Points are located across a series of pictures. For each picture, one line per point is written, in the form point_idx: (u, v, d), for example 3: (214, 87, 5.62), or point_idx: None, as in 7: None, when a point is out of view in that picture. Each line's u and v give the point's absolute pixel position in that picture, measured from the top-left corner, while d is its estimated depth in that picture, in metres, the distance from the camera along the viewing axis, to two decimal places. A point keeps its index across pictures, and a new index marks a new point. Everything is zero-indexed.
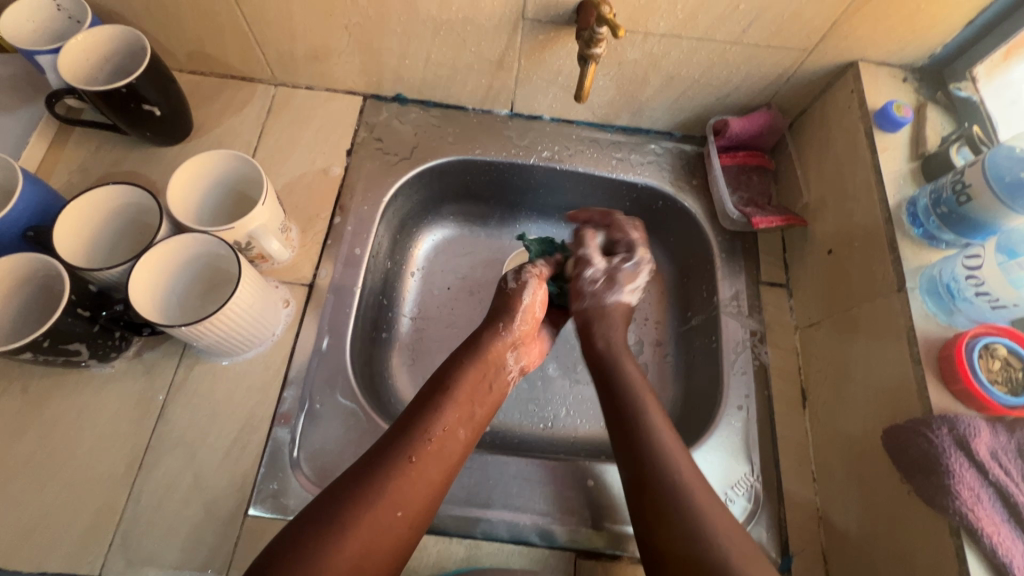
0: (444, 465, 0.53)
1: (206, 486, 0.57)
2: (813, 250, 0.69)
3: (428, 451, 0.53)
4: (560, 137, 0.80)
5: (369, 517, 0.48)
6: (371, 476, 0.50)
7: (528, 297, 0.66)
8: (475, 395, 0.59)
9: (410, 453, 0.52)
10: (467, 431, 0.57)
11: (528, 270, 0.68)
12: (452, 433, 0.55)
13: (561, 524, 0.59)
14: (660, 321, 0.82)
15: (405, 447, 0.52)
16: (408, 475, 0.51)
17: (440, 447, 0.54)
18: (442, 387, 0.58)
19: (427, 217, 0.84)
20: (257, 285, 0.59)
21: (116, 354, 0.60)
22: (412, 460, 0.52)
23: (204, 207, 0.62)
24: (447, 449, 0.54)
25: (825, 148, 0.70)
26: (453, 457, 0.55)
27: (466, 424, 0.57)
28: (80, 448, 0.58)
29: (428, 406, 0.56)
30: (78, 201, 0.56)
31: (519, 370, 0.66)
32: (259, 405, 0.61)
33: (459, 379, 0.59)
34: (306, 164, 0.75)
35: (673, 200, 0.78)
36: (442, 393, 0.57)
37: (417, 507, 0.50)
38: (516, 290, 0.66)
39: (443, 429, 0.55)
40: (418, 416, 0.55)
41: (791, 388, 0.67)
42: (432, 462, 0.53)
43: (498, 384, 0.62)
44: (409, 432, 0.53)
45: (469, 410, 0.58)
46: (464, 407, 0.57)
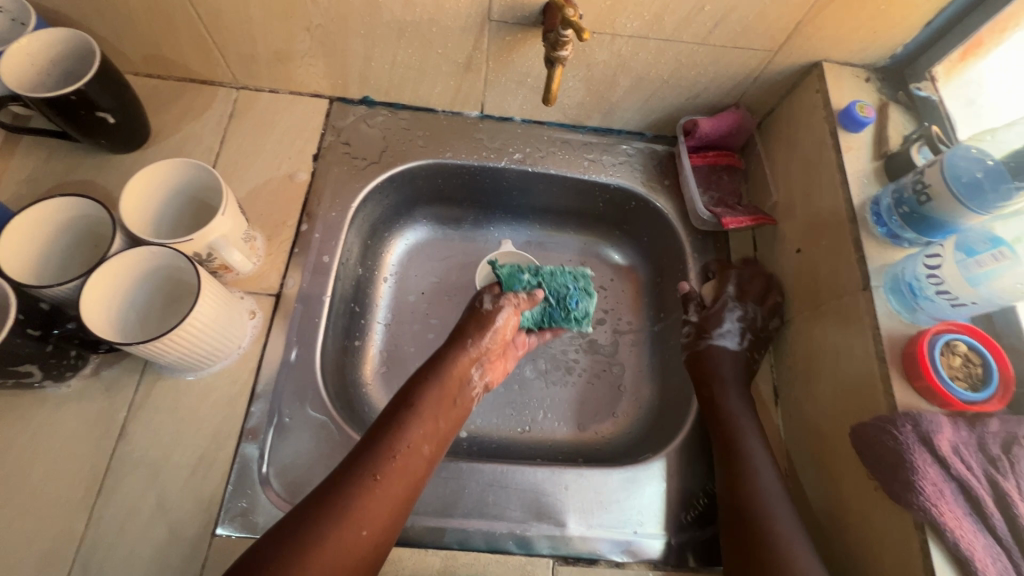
0: (409, 481, 0.53)
1: (171, 507, 0.55)
2: (782, 249, 0.70)
3: (392, 467, 0.52)
4: (532, 138, 0.79)
5: (334, 538, 0.47)
6: (333, 496, 0.49)
7: (502, 320, 0.66)
8: (441, 409, 0.58)
9: (372, 470, 0.51)
10: (433, 446, 0.56)
11: (510, 296, 0.68)
12: (416, 447, 0.54)
13: (537, 531, 0.59)
14: (635, 321, 0.82)
15: (369, 465, 0.51)
16: (372, 495, 0.50)
17: (404, 462, 0.53)
18: (407, 403, 0.57)
19: (399, 221, 0.83)
20: (219, 297, 0.57)
21: (71, 372, 0.58)
22: (375, 476, 0.51)
23: (162, 218, 0.59)
24: (412, 464, 0.53)
25: (792, 147, 0.70)
26: (418, 471, 0.54)
27: (431, 438, 0.56)
28: (36, 471, 0.55)
29: (392, 421, 0.55)
30: (24, 214, 0.53)
31: (484, 387, 0.65)
32: (225, 420, 0.60)
33: (425, 395, 0.58)
34: (271, 170, 0.73)
35: (646, 200, 0.78)
36: (406, 407, 0.57)
37: (382, 524, 0.50)
38: (493, 309, 0.67)
39: (409, 446, 0.54)
40: (383, 433, 0.54)
41: (763, 386, 0.67)
42: (397, 477, 0.52)
43: (464, 400, 0.61)
44: (374, 450, 0.53)
45: (436, 424, 0.57)
46: (429, 420, 0.57)
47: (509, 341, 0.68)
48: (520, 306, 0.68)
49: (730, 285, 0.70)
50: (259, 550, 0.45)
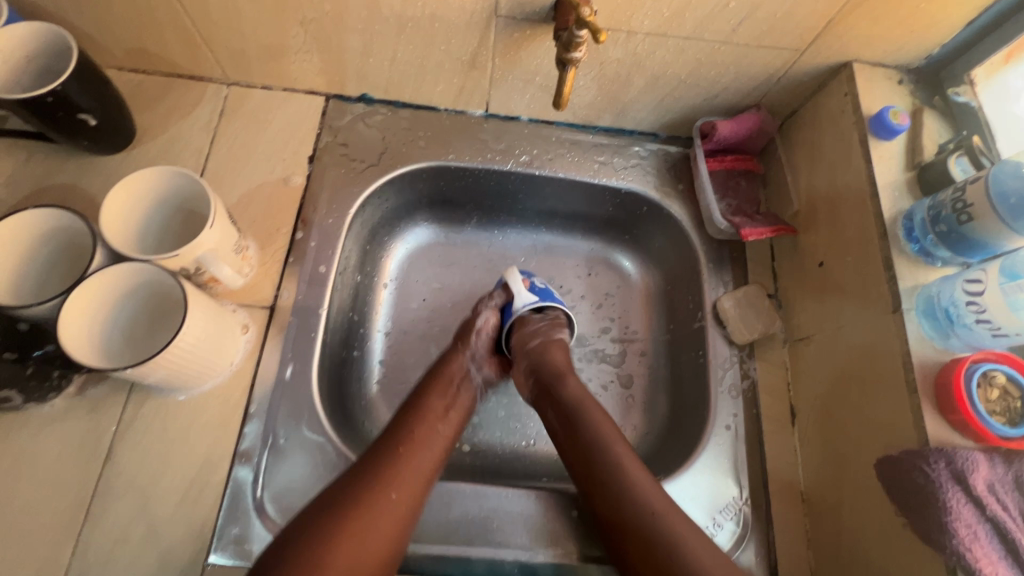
0: (379, 545, 0.47)
1: (160, 534, 0.53)
2: (803, 261, 0.67)
3: (358, 530, 0.46)
4: (539, 139, 0.75)
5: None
6: (292, 569, 0.42)
7: (482, 321, 0.67)
8: (415, 458, 0.53)
9: (335, 534, 0.45)
10: (411, 501, 0.51)
11: (487, 300, 0.69)
12: (385, 500, 0.49)
13: (543, 558, 0.57)
14: (646, 331, 0.79)
15: (377, 469, 0.51)
16: (333, 566, 0.44)
17: (371, 522, 0.47)
18: (377, 455, 0.52)
19: (399, 225, 0.79)
20: (208, 315, 0.53)
21: (54, 392, 0.55)
22: (342, 533, 0.45)
23: (149, 229, 0.55)
24: (383, 525, 0.48)
25: (817, 153, 0.66)
26: (391, 531, 0.48)
27: (402, 488, 0.51)
28: (18, 495, 0.53)
29: (360, 475, 0.50)
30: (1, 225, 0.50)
31: (484, 380, 0.67)
32: (217, 442, 0.57)
33: (395, 445, 0.54)
34: (264, 173, 0.69)
35: (659, 206, 0.74)
36: (374, 459, 0.52)
37: (391, 528, 0.48)
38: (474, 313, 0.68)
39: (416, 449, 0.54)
40: (388, 440, 0.54)
41: (780, 405, 0.65)
42: (361, 543, 0.46)
43: (465, 391, 0.63)
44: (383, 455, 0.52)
45: (438, 426, 0.57)
46: (402, 471, 0.51)
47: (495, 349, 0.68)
48: (500, 304, 0.68)
49: (709, 292, 0.70)
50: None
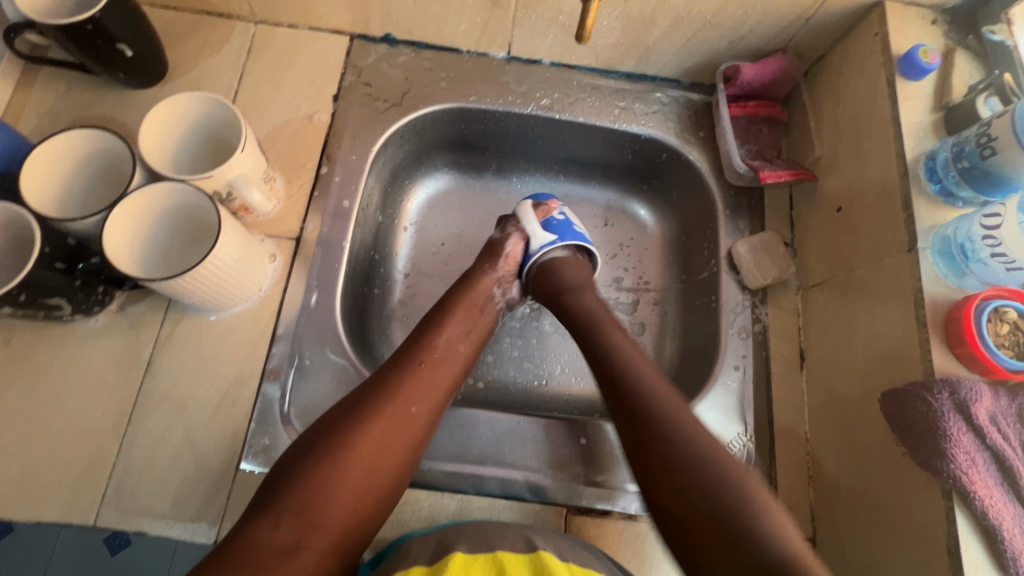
0: (396, 452, 0.50)
1: (196, 441, 0.57)
2: (822, 208, 0.67)
3: (376, 437, 0.49)
4: (560, 83, 0.75)
5: (313, 518, 0.45)
6: (313, 469, 0.46)
7: (510, 246, 0.68)
8: (434, 372, 0.55)
9: (353, 440, 0.48)
10: (429, 413, 0.53)
11: (514, 224, 0.70)
12: (403, 412, 0.51)
13: (552, 480, 0.60)
14: (660, 280, 0.80)
15: (396, 382, 0.53)
16: (352, 469, 0.47)
17: (390, 430, 0.50)
18: (399, 366, 0.54)
19: (419, 168, 0.81)
20: (241, 238, 0.56)
21: (98, 308, 0.59)
22: (358, 441, 0.48)
23: (180, 158, 0.58)
24: (399, 433, 0.50)
25: (842, 97, 0.65)
26: (409, 440, 0.51)
27: (421, 401, 0.53)
28: (68, 400, 0.57)
29: (379, 386, 0.52)
30: (48, 144, 0.53)
31: (507, 304, 0.68)
32: (248, 360, 0.60)
33: (417, 359, 0.55)
34: (290, 110, 0.70)
35: (678, 153, 0.74)
36: (396, 370, 0.54)
37: (405, 438, 0.51)
38: (502, 236, 0.69)
39: (433, 364, 0.56)
40: (409, 352, 0.56)
41: (789, 349, 0.66)
42: (379, 450, 0.49)
43: (488, 313, 0.64)
44: (402, 368, 0.54)
45: (457, 345, 0.59)
46: (422, 385, 0.53)
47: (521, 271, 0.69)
48: (525, 231, 0.69)
49: (724, 240, 0.71)
50: (238, 531, 0.44)
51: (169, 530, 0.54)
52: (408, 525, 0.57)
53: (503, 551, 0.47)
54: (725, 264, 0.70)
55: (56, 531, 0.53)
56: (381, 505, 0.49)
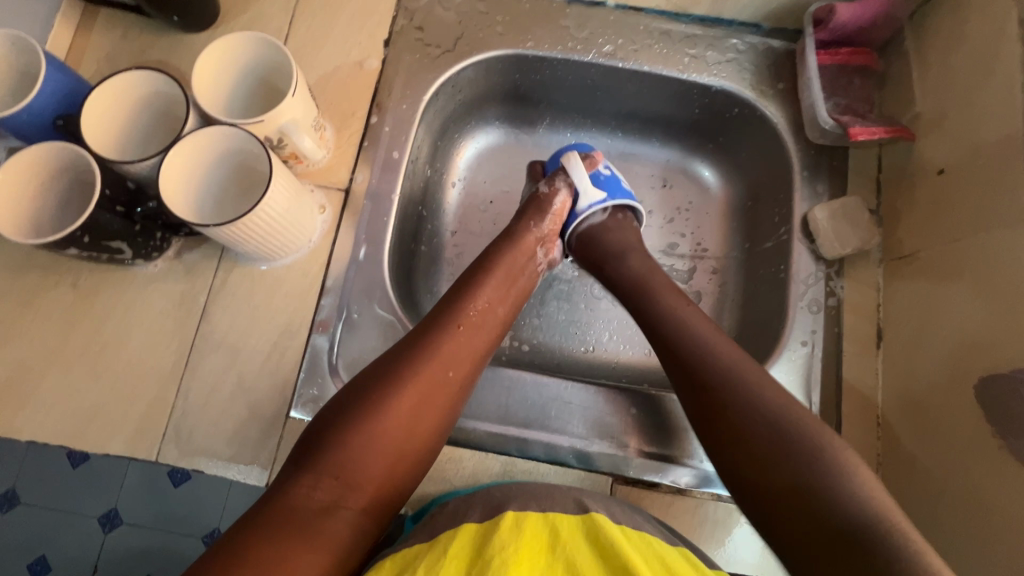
0: (431, 417, 0.49)
1: (249, 387, 0.58)
2: (919, 171, 0.59)
3: (412, 400, 0.48)
4: (625, 28, 0.69)
5: (349, 479, 0.44)
6: (349, 429, 0.46)
7: (558, 202, 0.64)
8: (470, 336, 0.53)
9: (389, 402, 0.47)
10: (462, 378, 0.51)
11: (563, 175, 0.65)
12: (438, 375, 0.50)
13: (598, 448, 0.58)
14: (721, 247, 0.74)
15: (432, 345, 0.51)
16: (386, 431, 0.46)
17: (425, 394, 0.49)
18: (436, 327, 0.52)
19: (470, 121, 0.77)
20: (292, 186, 0.55)
21: (157, 253, 0.60)
22: (394, 404, 0.47)
23: (235, 104, 0.57)
24: (434, 397, 0.49)
25: (956, 42, 0.57)
26: (443, 404, 0.50)
27: (457, 364, 0.51)
28: (130, 341, 0.59)
29: (414, 347, 0.50)
30: (105, 91, 0.53)
31: (547, 265, 0.64)
32: (298, 311, 0.60)
33: (454, 321, 0.53)
34: (340, 56, 0.68)
35: (753, 107, 0.68)
36: (432, 331, 0.52)
37: (440, 402, 0.50)
38: (549, 190, 0.64)
39: (469, 328, 0.53)
40: (446, 312, 0.54)
41: (865, 326, 0.60)
42: (414, 414, 0.48)
43: (528, 275, 0.60)
44: (439, 329, 0.52)
45: (496, 308, 0.56)
46: (458, 349, 0.52)
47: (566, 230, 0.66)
48: (574, 184, 0.64)
49: (799, 205, 0.64)
50: (277, 487, 0.44)
51: (224, 471, 0.56)
52: (452, 482, 0.57)
53: (555, 512, 0.46)
54: (799, 233, 0.64)
55: (122, 468, 0.56)
56: (416, 467, 0.48)
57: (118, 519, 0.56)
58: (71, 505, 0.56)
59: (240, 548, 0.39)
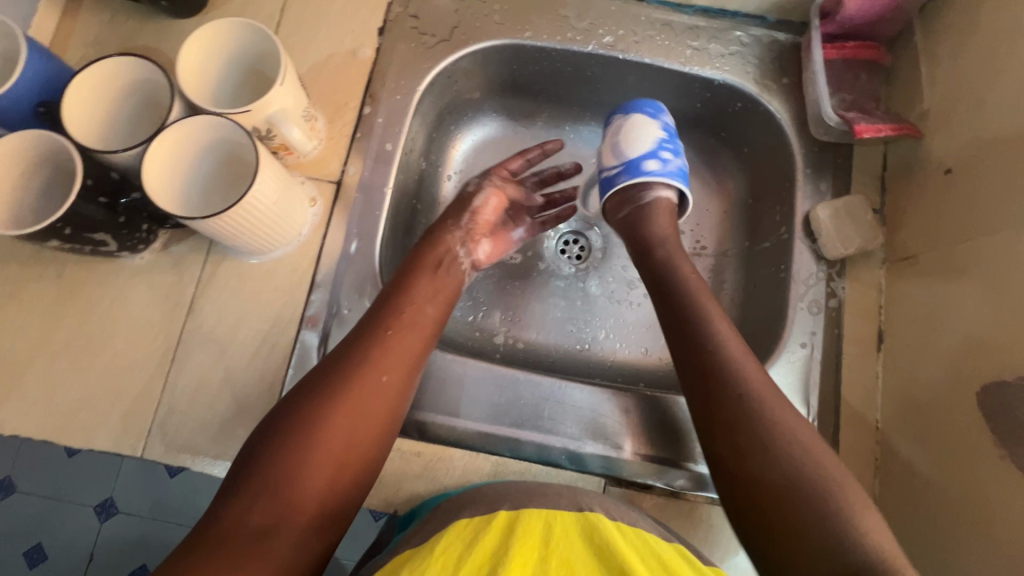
0: (366, 426, 0.47)
1: (236, 384, 0.57)
2: (925, 170, 0.58)
3: (343, 412, 0.47)
4: (627, 18, 0.67)
5: (287, 497, 0.43)
6: (282, 445, 0.45)
7: (480, 201, 0.63)
8: (401, 339, 0.52)
9: (319, 418, 0.46)
10: (399, 381, 0.50)
11: (489, 176, 0.65)
12: (370, 383, 0.48)
13: (591, 450, 0.57)
14: (722, 245, 0.73)
15: (357, 352, 0.50)
16: (320, 447, 0.45)
17: (357, 404, 0.47)
18: (366, 335, 0.51)
19: (466, 113, 0.75)
20: (280, 178, 0.53)
21: (143, 245, 0.59)
22: (326, 416, 0.46)
23: (222, 94, 0.55)
24: (367, 406, 0.48)
25: (966, 37, 0.55)
26: (380, 411, 0.48)
27: (389, 368, 0.50)
28: (115, 335, 0.58)
29: (342, 357, 0.49)
30: (80, 90, 0.52)
31: (473, 265, 0.62)
32: (287, 306, 0.59)
33: (383, 326, 0.52)
34: (334, 44, 0.66)
35: (756, 102, 0.66)
36: (359, 339, 0.51)
37: (375, 409, 0.48)
38: (473, 189, 0.64)
39: (396, 330, 0.52)
40: (375, 318, 0.53)
41: (867, 328, 0.59)
42: (350, 425, 0.47)
43: (454, 273, 0.59)
44: (365, 334, 0.51)
45: (430, 308, 0.55)
46: (387, 352, 0.50)
47: (495, 224, 0.64)
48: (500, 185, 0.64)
49: (801, 204, 0.63)
50: (211, 514, 0.43)
51: (211, 467, 0.55)
52: (442, 483, 0.56)
53: (551, 510, 0.45)
54: (801, 233, 0.62)
55: (122, 459, 0.56)
56: (361, 476, 0.47)
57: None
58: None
59: None
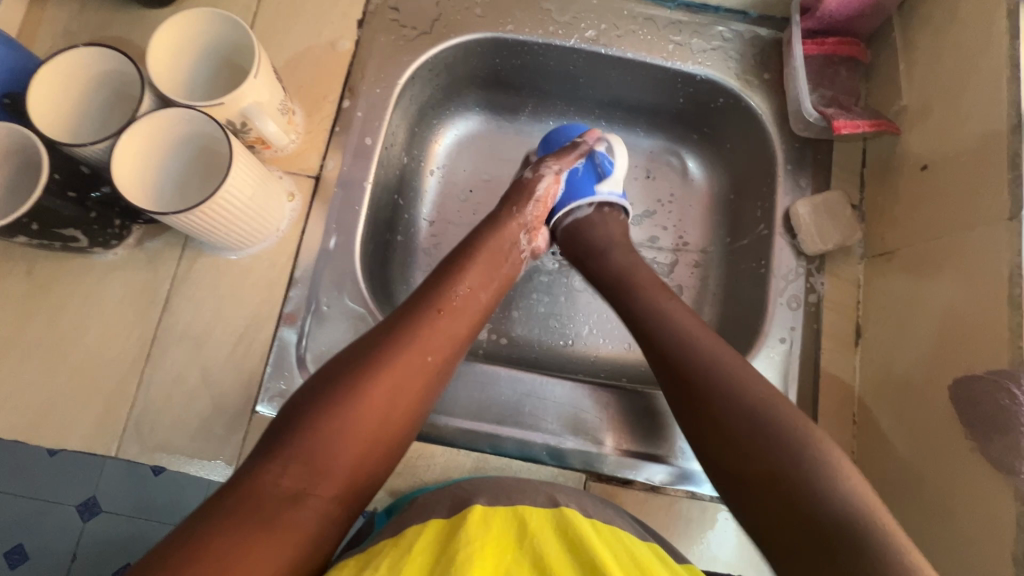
0: (410, 403, 0.47)
1: (213, 381, 0.56)
2: (903, 165, 0.58)
3: (386, 387, 0.46)
4: (609, 12, 0.67)
5: (320, 467, 0.42)
6: (319, 414, 0.44)
7: (542, 189, 0.61)
8: (452, 321, 0.51)
9: (364, 388, 0.45)
10: (443, 363, 0.50)
11: (550, 162, 0.62)
12: (418, 361, 0.48)
13: (573, 444, 0.57)
14: (704, 241, 0.73)
15: (410, 328, 0.49)
16: (363, 418, 0.45)
17: (404, 380, 0.47)
18: (415, 312, 0.51)
19: (449, 107, 0.75)
20: (256, 171, 0.52)
21: (116, 241, 0.57)
22: (368, 390, 0.45)
23: (194, 86, 0.54)
24: (414, 383, 0.48)
25: (943, 35, 0.56)
26: (422, 390, 0.48)
27: (436, 349, 0.50)
28: (89, 333, 0.57)
29: (391, 332, 0.49)
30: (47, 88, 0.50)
31: (531, 253, 0.62)
32: (265, 302, 0.58)
33: (433, 305, 0.51)
34: (311, 36, 0.65)
35: (738, 97, 0.66)
36: (409, 316, 0.50)
37: (416, 389, 0.48)
38: (533, 176, 0.62)
39: (446, 314, 0.51)
40: (426, 296, 0.52)
41: (844, 323, 0.60)
42: (391, 400, 0.46)
43: (511, 261, 0.59)
44: (416, 312, 0.51)
45: (480, 292, 0.55)
46: (436, 333, 0.50)
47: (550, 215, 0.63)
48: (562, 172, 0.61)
49: (781, 199, 0.63)
50: (243, 473, 0.42)
51: (188, 466, 0.54)
52: (422, 479, 0.55)
53: (524, 505, 0.45)
54: (780, 229, 0.63)
55: (97, 460, 0.54)
56: (389, 455, 0.47)
57: (97, 507, 0.53)
58: (49, 493, 0.53)
59: (193, 543, 0.37)
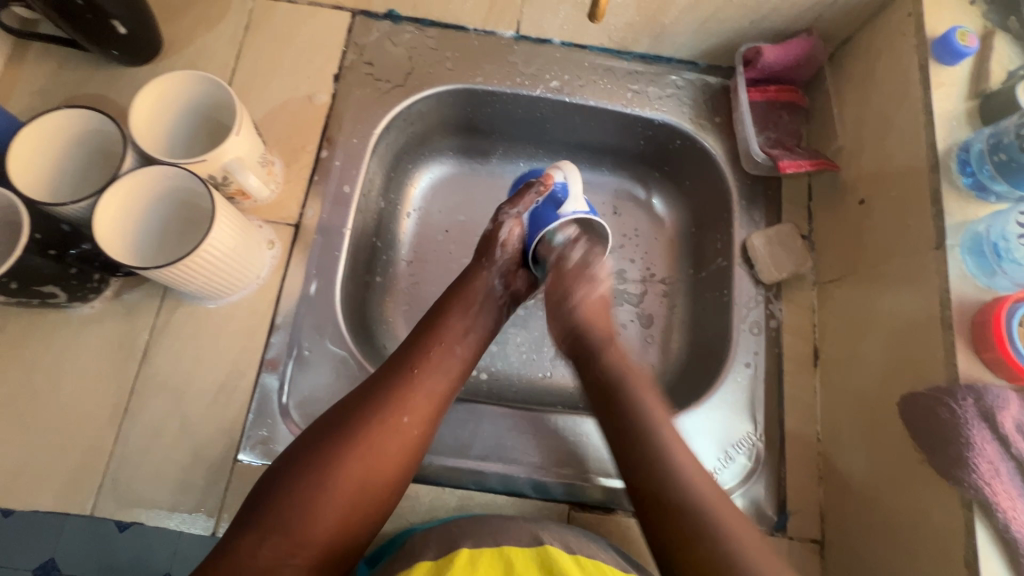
0: (389, 466, 0.48)
1: (194, 432, 0.56)
2: (843, 199, 0.64)
3: (363, 455, 0.47)
4: (571, 64, 0.72)
5: (299, 537, 0.44)
6: (297, 486, 0.45)
7: (505, 233, 0.62)
8: (427, 380, 0.52)
9: (337, 458, 0.46)
10: (422, 424, 0.50)
11: (507, 206, 0.62)
12: (392, 426, 0.49)
13: (554, 477, 0.59)
14: (671, 272, 0.77)
15: (386, 394, 0.50)
16: (338, 486, 0.46)
17: (380, 445, 0.48)
18: (391, 374, 0.52)
19: (424, 152, 0.78)
20: (236, 223, 0.54)
21: (94, 294, 0.58)
22: (344, 459, 0.46)
23: (175, 142, 0.56)
24: (389, 449, 0.48)
25: (868, 84, 0.62)
26: (400, 454, 0.49)
27: (413, 411, 0.50)
28: (63, 388, 0.56)
29: (368, 398, 0.50)
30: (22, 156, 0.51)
31: (506, 289, 0.63)
32: (246, 350, 0.59)
33: (409, 365, 0.53)
34: (290, 90, 0.68)
35: (693, 140, 0.71)
36: (385, 379, 0.51)
37: (395, 453, 0.48)
38: (496, 225, 0.62)
39: (423, 375, 0.52)
40: (402, 360, 0.53)
41: (803, 346, 0.64)
42: (368, 467, 0.47)
43: (489, 309, 0.60)
44: (392, 375, 0.52)
45: (456, 349, 0.56)
46: (412, 394, 0.51)
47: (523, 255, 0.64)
48: (521, 214, 0.62)
49: (738, 232, 0.68)
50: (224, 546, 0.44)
51: (167, 520, 0.54)
52: (408, 520, 0.56)
53: (509, 545, 0.46)
54: (739, 260, 0.67)
55: (66, 520, 0.53)
56: (374, 515, 0.47)
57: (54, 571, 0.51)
58: (9, 560, 0.51)
59: None
